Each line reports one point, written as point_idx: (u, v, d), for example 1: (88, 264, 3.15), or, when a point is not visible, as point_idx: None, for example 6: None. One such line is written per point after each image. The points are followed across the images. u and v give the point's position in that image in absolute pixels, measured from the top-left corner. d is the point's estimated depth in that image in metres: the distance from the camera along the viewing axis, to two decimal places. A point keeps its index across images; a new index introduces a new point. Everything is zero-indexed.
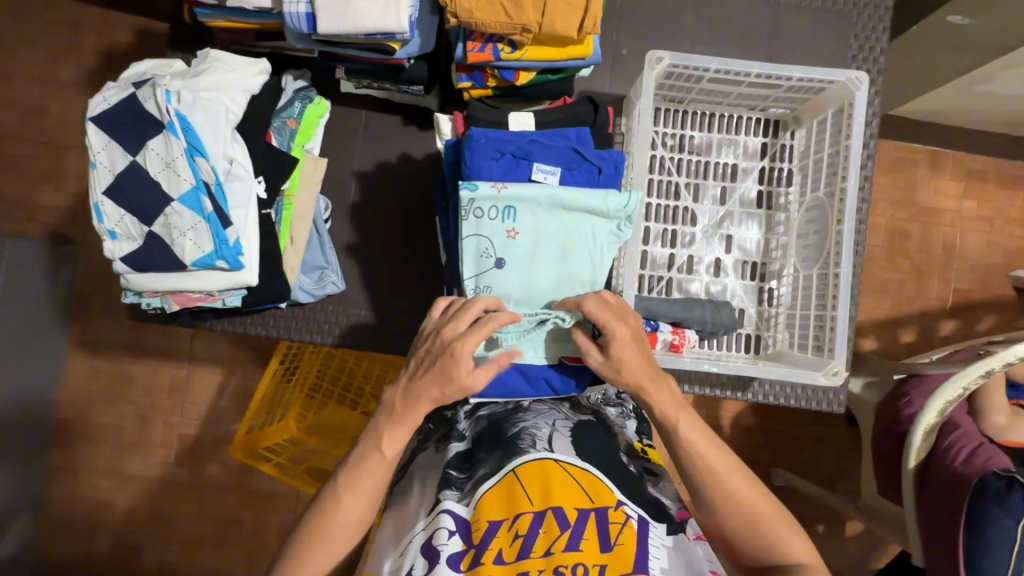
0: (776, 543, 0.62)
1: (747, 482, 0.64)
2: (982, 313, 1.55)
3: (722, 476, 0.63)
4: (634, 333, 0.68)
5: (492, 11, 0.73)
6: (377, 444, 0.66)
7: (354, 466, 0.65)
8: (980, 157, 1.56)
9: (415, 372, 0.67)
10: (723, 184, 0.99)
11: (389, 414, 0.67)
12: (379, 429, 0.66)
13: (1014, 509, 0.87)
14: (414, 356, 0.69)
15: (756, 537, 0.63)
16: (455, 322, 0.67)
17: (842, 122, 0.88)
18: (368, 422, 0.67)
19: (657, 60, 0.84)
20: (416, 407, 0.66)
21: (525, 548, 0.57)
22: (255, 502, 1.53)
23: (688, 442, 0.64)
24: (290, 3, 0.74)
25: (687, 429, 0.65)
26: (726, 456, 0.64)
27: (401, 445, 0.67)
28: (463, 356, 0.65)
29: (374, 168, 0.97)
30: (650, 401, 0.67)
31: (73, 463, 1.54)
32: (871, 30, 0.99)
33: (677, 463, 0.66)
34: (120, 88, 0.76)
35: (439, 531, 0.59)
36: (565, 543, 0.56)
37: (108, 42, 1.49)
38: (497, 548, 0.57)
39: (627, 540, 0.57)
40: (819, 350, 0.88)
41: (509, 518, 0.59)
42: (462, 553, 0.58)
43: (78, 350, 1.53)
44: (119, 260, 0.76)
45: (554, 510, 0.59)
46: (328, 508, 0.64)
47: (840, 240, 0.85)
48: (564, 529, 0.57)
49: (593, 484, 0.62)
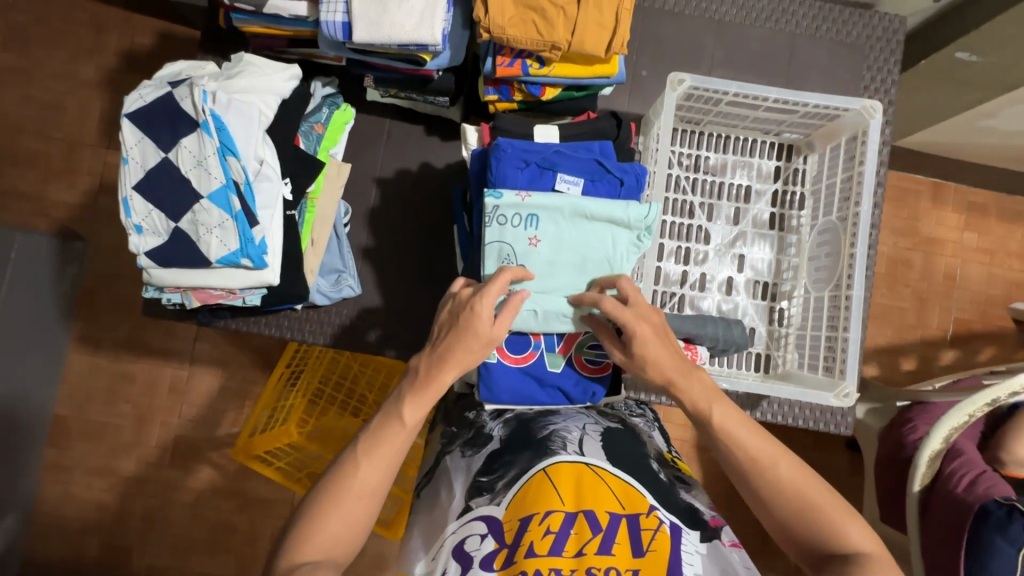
0: (839, 531, 0.59)
1: (794, 466, 0.62)
2: (982, 344, 1.57)
3: (766, 462, 0.62)
4: (657, 331, 0.69)
5: (524, 29, 0.75)
6: (399, 409, 0.64)
7: (376, 429, 0.63)
8: (981, 190, 1.59)
9: (439, 336, 0.67)
10: (737, 205, 1.01)
11: (414, 382, 0.65)
12: (403, 395, 0.64)
13: (1014, 537, 0.88)
14: (436, 323, 0.69)
15: (817, 526, 0.60)
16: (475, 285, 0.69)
17: (855, 149, 0.90)
18: (393, 390, 0.66)
19: (679, 82, 0.86)
20: (442, 374, 0.65)
21: (556, 546, 0.57)
22: (249, 507, 1.51)
23: (724, 428, 0.64)
24: (327, 12, 0.76)
25: (721, 415, 0.64)
26: (765, 439, 0.63)
27: (424, 413, 0.65)
28: (481, 310, 0.65)
29: (394, 175, 0.99)
30: (680, 393, 0.67)
31: (66, 461, 1.52)
32: (882, 62, 1.02)
33: (719, 453, 0.65)
34: (157, 87, 0.77)
35: (472, 536, 0.61)
36: (597, 546, 0.57)
37: (130, 44, 1.51)
38: (527, 542, 0.58)
39: (660, 547, 0.57)
40: (830, 371, 0.89)
41: (540, 512, 0.60)
42: (494, 552, 0.59)
43: (80, 346, 1.53)
44: (144, 255, 0.77)
45: (585, 514, 0.59)
46: (346, 470, 0.62)
47: (852, 263, 0.87)
48: (595, 532, 0.58)
49: (624, 490, 0.62)
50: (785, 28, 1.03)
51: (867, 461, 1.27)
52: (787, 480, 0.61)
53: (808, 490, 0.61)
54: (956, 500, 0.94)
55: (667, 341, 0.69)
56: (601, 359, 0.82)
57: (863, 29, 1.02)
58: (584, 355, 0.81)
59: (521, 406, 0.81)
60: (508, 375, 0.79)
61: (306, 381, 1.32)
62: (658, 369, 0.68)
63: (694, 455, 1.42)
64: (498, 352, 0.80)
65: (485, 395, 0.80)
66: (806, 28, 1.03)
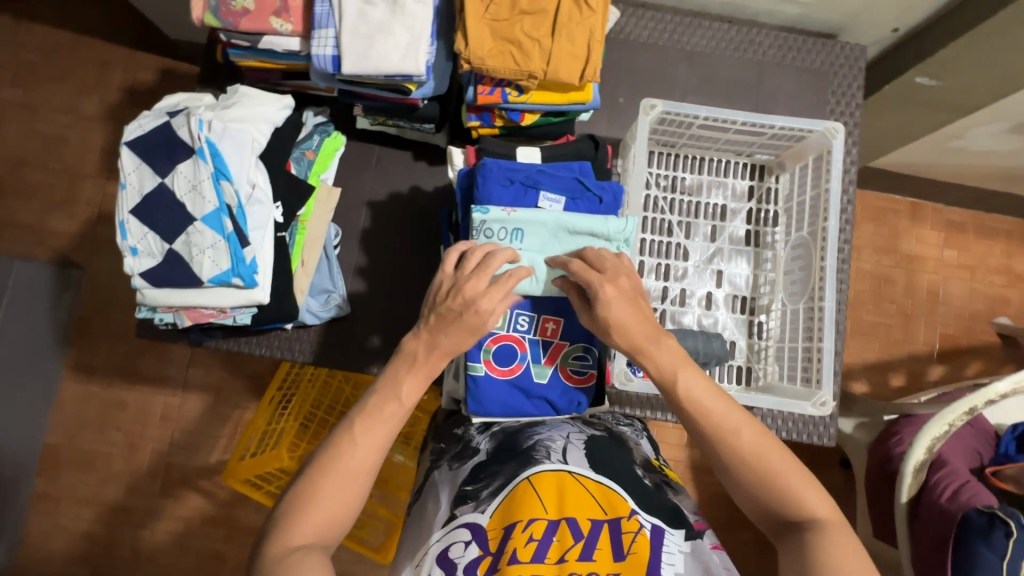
0: (797, 496, 0.59)
1: (755, 431, 0.62)
2: (969, 359, 1.59)
3: (730, 430, 0.62)
4: (622, 293, 0.70)
5: (502, 60, 0.80)
6: (396, 391, 0.66)
7: (373, 409, 0.64)
8: (957, 209, 1.64)
9: (434, 325, 0.69)
10: (714, 223, 1.05)
11: (411, 363, 0.68)
12: (400, 375, 0.67)
13: (997, 545, 0.86)
14: (430, 311, 0.70)
15: (776, 492, 0.60)
16: (477, 279, 0.70)
17: (821, 167, 0.95)
18: (387, 369, 0.68)
19: (651, 108, 0.91)
20: (436, 357, 0.68)
21: (539, 552, 0.58)
22: (240, 536, 1.49)
23: (688, 395, 0.64)
24: (318, 46, 0.81)
25: (685, 382, 0.64)
26: (731, 406, 0.63)
27: (419, 394, 0.67)
28: (485, 313, 0.69)
29: (385, 198, 1.03)
30: (647, 358, 0.67)
31: (55, 491, 1.51)
32: (847, 86, 1.08)
33: (685, 421, 0.65)
34: (155, 117, 0.82)
35: (456, 544, 0.62)
36: (579, 552, 0.58)
37: (133, 79, 1.57)
38: (511, 549, 0.58)
39: (640, 549, 0.59)
40: (808, 381, 0.92)
41: (523, 520, 0.61)
42: (479, 560, 0.60)
43: (73, 374, 1.53)
44: (138, 275, 0.80)
45: (568, 520, 0.60)
46: (341, 449, 0.62)
47: (823, 275, 0.91)
48: (577, 539, 0.59)
49: (606, 495, 0.64)
50: (753, 56, 1.09)
51: (858, 476, 1.28)
52: (749, 447, 0.61)
53: (768, 456, 0.60)
54: (940, 510, 0.94)
55: (641, 304, 0.70)
56: (586, 370, 0.84)
57: (827, 57, 1.09)
58: (569, 366, 0.84)
59: (509, 418, 0.82)
60: (495, 386, 0.81)
61: (298, 403, 1.32)
62: (623, 335, 0.69)
63: (687, 476, 1.42)
64: (486, 365, 0.82)
65: (473, 408, 0.81)
66: (773, 56, 1.09)
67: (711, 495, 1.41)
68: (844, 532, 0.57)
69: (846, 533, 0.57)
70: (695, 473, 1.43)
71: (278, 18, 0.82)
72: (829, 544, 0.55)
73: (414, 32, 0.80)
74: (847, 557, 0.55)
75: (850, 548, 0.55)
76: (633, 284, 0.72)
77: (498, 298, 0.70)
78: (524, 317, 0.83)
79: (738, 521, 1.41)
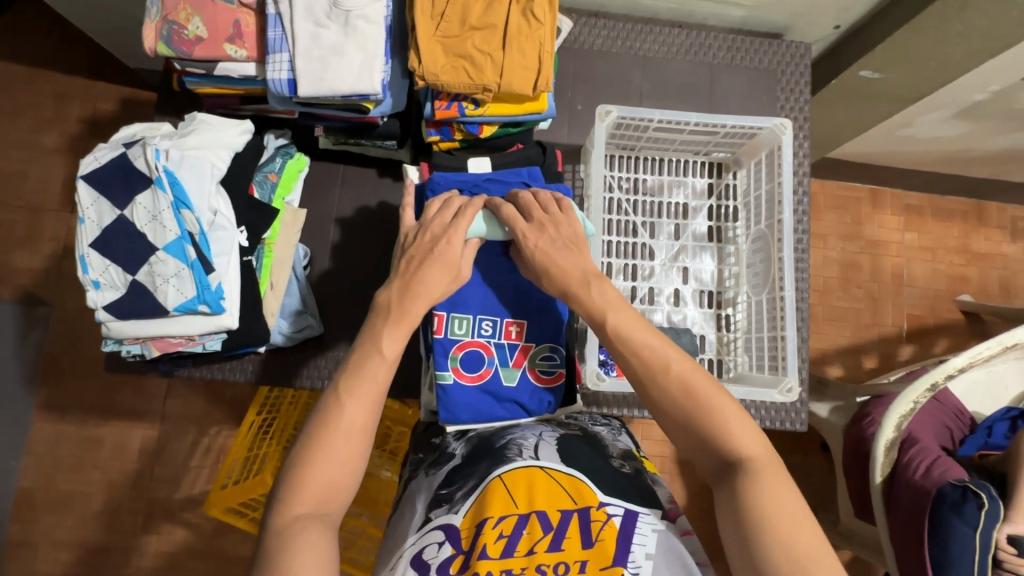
0: (727, 435, 0.61)
1: (689, 368, 0.63)
2: (936, 336, 1.65)
3: (660, 366, 0.63)
4: (550, 239, 0.72)
5: (455, 75, 0.82)
6: (376, 347, 0.65)
7: (355, 367, 0.64)
8: (914, 193, 1.71)
9: (407, 274, 0.69)
10: (677, 222, 1.09)
11: (388, 315, 0.67)
12: (379, 329, 0.66)
13: (971, 518, 0.87)
14: (402, 262, 0.71)
15: (706, 430, 0.61)
16: (441, 217, 0.74)
17: (774, 162, 0.98)
18: (366, 325, 0.67)
19: (606, 113, 0.93)
20: (412, 303, 0.68)
21: (508, 547, 0.59)
22: (228, 565, 1.46)
23: (618, 332, 0.66)
24: (274, 70, 0.82)
25: (615, 321, 0.66)
26: (660, 341, 0.65)
27: (401, 345, 0.67)
28: (456, 244, 0.72)
29: (352, 215, 1.03)
30: (580, 300, 0.69)
31: (31, 536, 1.46)
32: (794, 83, 1.12)
33: (619, 358, 0.66)
34: (111, 149, 0.81)
35: (429, 544, 0.62)
36: (548, 544, 0.60)
37: (93, 110, 1.55)
38: (481, 545, 0.59)
39: (608, 536, 0.60)
40: (774, 369, 0.95)
41: (494, 516, 0.61)
42: (452, 558, 0.61)
43: (44, 415, 1.49)
44: (102, 309, 0.79)
45: (537, 514, 0.62)
46: (331, 414, 0.62)
47: (782, 267, 0.94)
48: (547, 531, 0.61)
49: (576, 487, 0.65)
50: (704, 59, 1.13)
51: (836, 456, 1.31)
52: (678, 382, 0.62)
53: (696, 391, 0.62)
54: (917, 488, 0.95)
55: (575, 250, 0.72)
56: (554, 369, 0.85)
57: (774, 56, 1.13)
58: (537, 367, 0.85)
59: (482, 424, 0.83)
60: (463, 395, 0.82)
61: (279, 427, 1.32)
62: (552, 282, 0.71)
63: (675, 471, 1.45)
64: (455, 373, 0.83)
65: (445, 417, 0.82)
66: (722, 58, 1.13)
67: (698, 488, 1.44)
68: (771, 470, 0.58)
69: (774, 471, 0.58)
70: (682, 467, 1.45)
71: (232, 44, 0.83)
72: (759, 484, 0.57)
73: (367, 52, 0.82)
74: (774, 492, 0.57)
75: (777, 485, 0.57)
76: (568, 230, 0.73)
77: (465, 229, 0.73)
78: (488, 321, 0.85)
79: None
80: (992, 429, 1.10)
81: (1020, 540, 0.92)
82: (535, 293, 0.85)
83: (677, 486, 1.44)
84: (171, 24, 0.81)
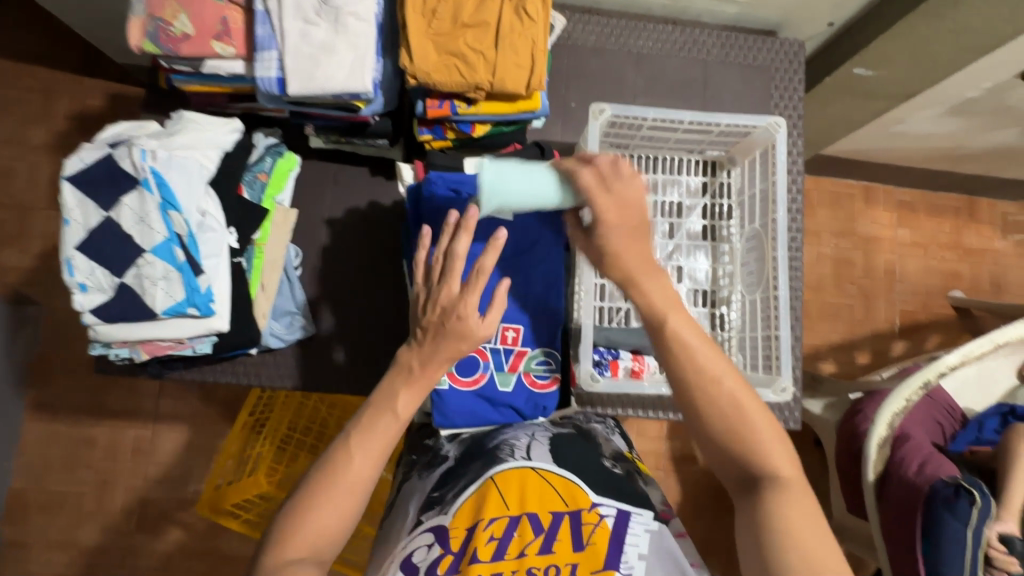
0: (765, 454, 0.59)
1: (735, 381, 0.60)
2: (928, 332, 1.66)
3: (711, 376, 0.60)
4: (627, 222, 0.66)
5: (448, 73, 0.81)
6: (391, 404, 0.66)
7: (367, 422, 0.64)
8: (907, 189, 1.71)
9: (422, 342, 0.69)
10: (671, 221, 1.08)
11: (404, 378, 0.67)
12: (395, 388, 0.67)
13: (962, 515, 0.88)
14: (416, 328, 0.71)
15: (746, 447, 0.59)
16: (450, 281, 0.70)
17: (768, 160, 0.98)
18: (382, 382, 0.67)
19: (600, 112, 0.93)
20: (428, 373, 0.68)
21: (499, 550, 0.59)
22: (223, 565, 1.45)
23: (675, 332, 0.62)
24: (262, 68, 0.81)
25: (675, 321, 0.62)
26: (714, 350, 0.62)
27: (415, 407, 0.67)
28: (468, 313, 0.68)
29: (344, 214, 1.02)
30: (638, 292, 0.65)
31: (23, 537, 1.45)
32: (789, 81, 1.12)
33: (665, 359, 0.63)
34: (95, 148, 0.80)
35: (419, 547, 0.62)
36: (538, 547, 0.59)
37: (81, 106, 1.53)
38: (472, 548, 0.59)
39: (600, 539, 0.60)
40: (769, 369, 0.95)
41: (485, 519, 0.61)
42: (440, 558, 0.60)
43: (35, 415, 1.48)
44: (89, 312, 0.78)
45: (528, 516, 0.61)
46: (338, 463, 0.62)
47: (776, 267, 0.94)
48: (537, 534, 0.60)
49: (568, 488, 0.65)
50: (698, 56, 1.12)
51: (829, 452, 1.32)
52: (728, 398, 0.60)
53: (745, 405, 0.59)
54: (908, 484, 0.96)
55: (645, 238, 0.67)
56: (549, 374, 0.85)
57: (768, 53, 1.12)
58: (533, 372, 0.84)
59: (476, 427, 0.83)
60: (458, 398, 0.81)
61: (272, 429, 1.30)
62: (617, 267, 0.67)
63: (670, 467, 1.45)
64: (450, 378, 0.82)
65: (440, 421, 0.81)
66: (716, 55, 1.12)
67: (693, 484, 1.45)
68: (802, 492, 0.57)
69: (805, 493, 0.58)
70: (677, 463, 1.46)
71: (220, 42, 0.81)
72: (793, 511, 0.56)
73: (358, 50, 0.80)
74: (801, 514, 0.56)
75: (805, 508, 0.56)
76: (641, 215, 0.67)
77: (477, 295, 0.69)
78: None
79: (721, 506, 1.44)
80: (983, 425, 1.10)
81: (1012, 538, 0.95)
82: (547, 262, 0.86)
83: (672, 483, 1.45)
84: (157, 21, 0.80)
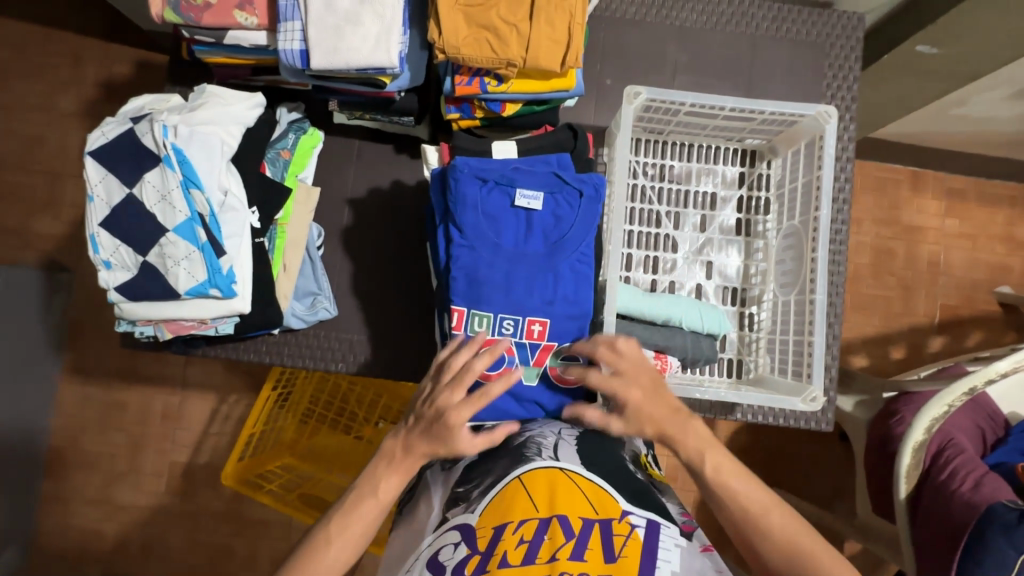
0: None
1: (785, 515, 0.63)
2: (970, 328, 1.57)
3: (759, 509, 0.63)
4: (646, 389, 0.71)
5: (478, 48, 0.76)
6: (374, 487, 0.67)
7: (350, 506, 0.66)
8: (959, 176, 1.60)
9: (411, 428, 0.69)
10: (703, 213, 1.03)
11: (389, 462, 0.68)
12: (378, 473, 0.68)
13: (1020, 542, 0.82)
14: (414, 411, 0.71)
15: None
16: (452, 391, 0.69)
17: (814, 152, 0.91)
18: (367, 465, 0.69)
19: (635, 95, 0.87)
20: (412, 461, 0.68)
21: (529, 553, 0.58)
22: (247, 529, 1.50)
23: (716, 476, 0.66)
24: (285, 40, 0.77)
25: (715, 463, 0.66)
26: (757, 487, 0.65)
27: (398, 491, 0.68)
28: (456, 428, 0.67)
29: (366, 194, 1.00)
30: (675, 444, 0.69)
31: (61, 493, 1.51)
32: (843, 60, 1.03)
33: (714, 501, 0.66)
34: (119, 124, 0.78)
35: (446, 546, 0.62)
36: (569, 551, 0.58)
37: (108, 72, 1.52)
38: (501, 551, 0.59)
39: (632, 552, 0.59)
40: (799, 375, 0.90)
41: (515, 522, 0.61)
42: (467, 558, 0.60)
43: (69, 378, 1.52)
44: (114, 290, 0.78)
45: (559, 518, 0.60)
46: (316, 548, 0.63)
47: (813, 267, 0.88)
48: (569, 537, 0.59)
49: (598, 493, 0.64)
50: (745, 30, 1.04)
51: (857, 451, 1.27)
52: (780, 531, 0.62)
53: (799, 537, 0.61)
54: (954, 501, 0.91)
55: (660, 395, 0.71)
56: None
57: (823, 28, 1.03)
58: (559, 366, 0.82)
59: (498, 420, 0.82)
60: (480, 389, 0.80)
61: (296, 402, 1.29)
62: (649, 425, 0.70)
63: None
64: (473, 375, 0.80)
65: None
66: (766, 29, 1.04)
67: None
68: None
69: None
70: None
71: (242, 11, 0.78)
72: None
73: (384, 22, 0.76)
74: None
75: None
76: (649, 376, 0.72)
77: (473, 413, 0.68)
78: (509, 319, 0.80)
79: None
80: None
81: None
82: (586, 244, 0.82)
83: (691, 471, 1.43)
84: None
